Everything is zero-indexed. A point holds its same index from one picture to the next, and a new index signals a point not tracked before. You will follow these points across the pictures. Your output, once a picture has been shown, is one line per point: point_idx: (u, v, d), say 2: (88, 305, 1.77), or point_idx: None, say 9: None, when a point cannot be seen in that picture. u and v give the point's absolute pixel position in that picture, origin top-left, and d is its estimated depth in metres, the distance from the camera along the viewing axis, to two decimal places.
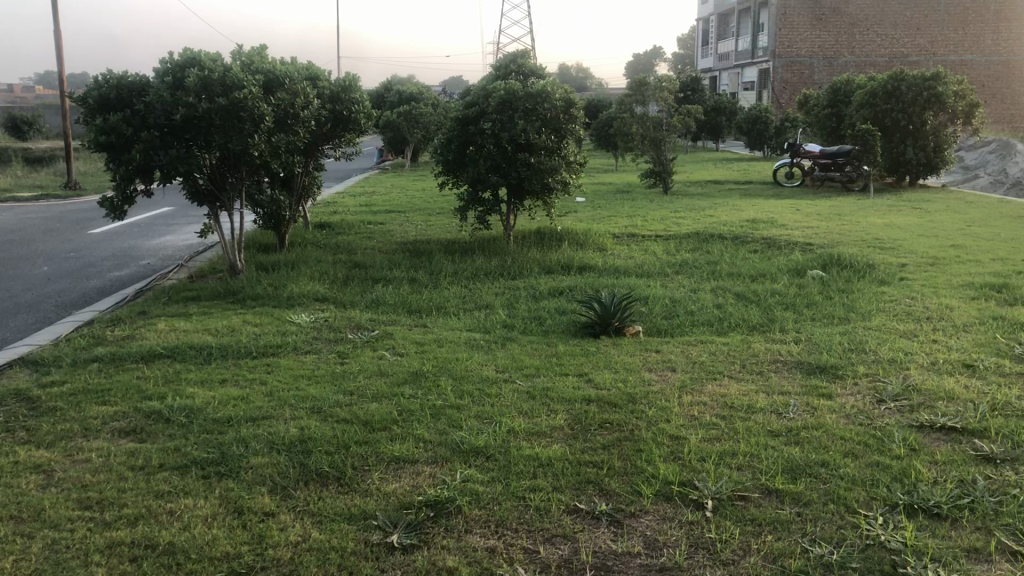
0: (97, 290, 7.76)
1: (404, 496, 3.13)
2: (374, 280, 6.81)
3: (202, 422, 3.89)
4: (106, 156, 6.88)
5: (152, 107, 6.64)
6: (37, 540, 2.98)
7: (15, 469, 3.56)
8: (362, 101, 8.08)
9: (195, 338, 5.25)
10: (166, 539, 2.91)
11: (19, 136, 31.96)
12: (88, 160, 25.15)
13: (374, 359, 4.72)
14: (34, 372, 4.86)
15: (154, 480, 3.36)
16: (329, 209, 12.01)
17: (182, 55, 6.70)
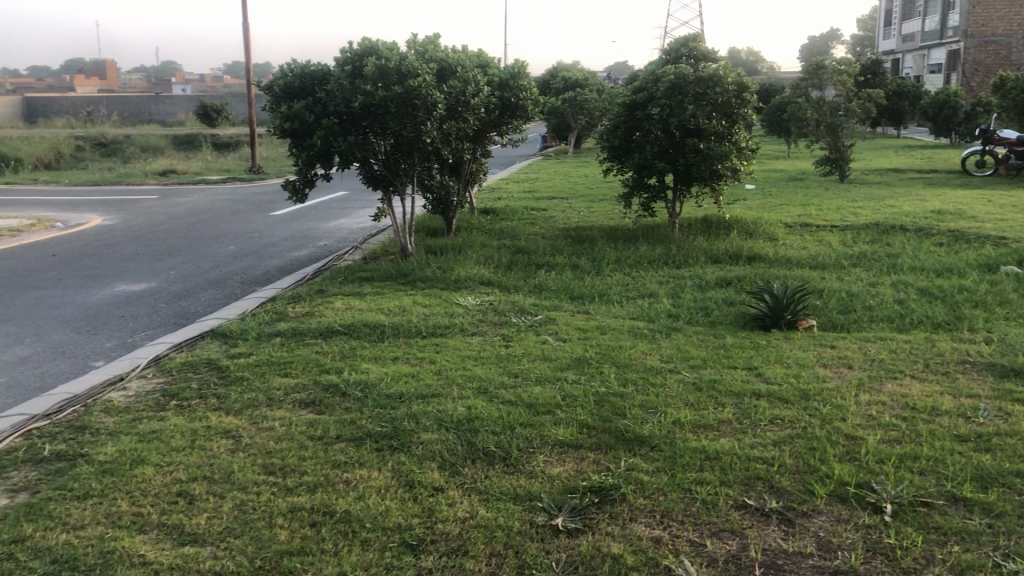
0: (278, 268, 8.23)
1: (569, 480, 3.16)
2: (537, 266, 6.88)
3: (375, 397, 4.06)
4: (290, 141, 7.29)
5: (332, 95, 6.96)
6: (228, 499, 3.21)
7: (208, 433, 3.84)
8: (530, 88, 8.16)
9: (368, 316, 5.48)
10: (342, 508, 3.06)
11: (209, 123, 34.24)
12: (270, 145, 26.65)
13: (538, 344, 4.77)
14: (224, 343, 5.21)
15: (332, 450, 3.54)
16: (494, 195, 12.23)
17: (361, 45, 6.98)
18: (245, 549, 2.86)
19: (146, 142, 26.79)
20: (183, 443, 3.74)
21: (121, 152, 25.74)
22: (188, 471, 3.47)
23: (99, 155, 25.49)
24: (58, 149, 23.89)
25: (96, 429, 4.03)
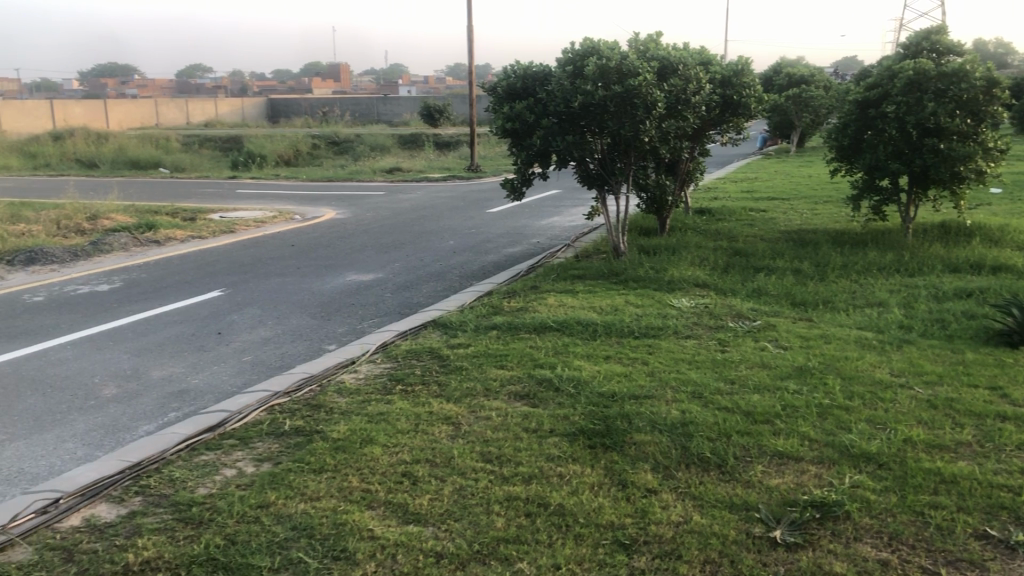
0: (493, 264, 8.49)
1: (788, 493, 3.06)
2: (756, 269, 6.69)
3: (588, 394, 4.11)
4: (510, 140, 7.52)
5: (553, 95, 7.10)
6: (448, 484, 3.35)
7: (430, 418, 4.03)
8: (754, 86, 7.94)
9: (582, 314, 5.55)
10: (556, 501, 3.12)
11: (433, 123, 35.91)
12: (486, 144, 27.53)
13: (756, 350, 4.65)
14: (444, 334, 5.45)
15: (546, 444, 3.61)
16: (710, 195, 12.00)
17: (582, 45, 7.06)
18: (465, 532, 2.98)
19: (374, 140, 28.47)
20: (407, 427, 3.95)
21: (351, 150, 27.51)
22: (411, 453, 3.66)
23: (332, 153, 27.36)
24: (297, 147, 25.87)
25: (330, 408, 4.35)
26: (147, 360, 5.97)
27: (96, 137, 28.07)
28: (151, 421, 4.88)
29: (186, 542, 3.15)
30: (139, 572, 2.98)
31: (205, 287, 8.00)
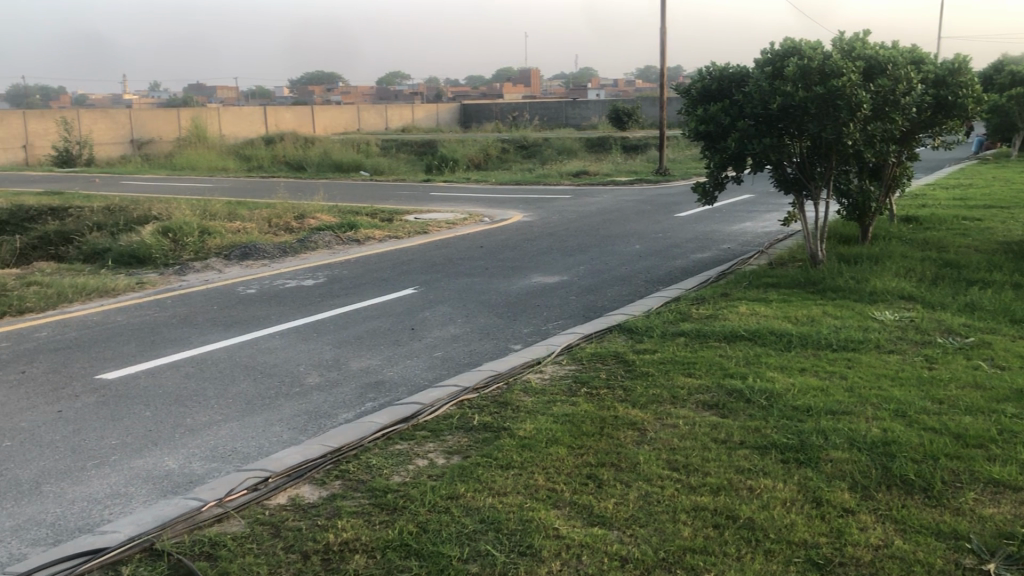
0: (680, 269, 8.37)
1: (1004, 525, 2.84)
2: (968, 282, 6.23)
3: (781, 407, 3.97)
4: (703, 143, 7.41)
5: (749, 97, 6.93)
6: (633, 489, 3.34)
7: (616, 422, 4.03)
8: (972, 85, 7.40)
9: (774, 324, 5.36)
10: (746, 514, 3.04)
11: (621, 127, 35.93)
12: (675, 148, 27.17)
13: (969, 369, 4.33)
14: (630, 338, 5.43)
15: (735, 456, 3.52)
16: (917, 202, 11.30)
17: (783, 45, 6.86)
18: (650, 539, 2.96)
19: (562, 143, 28.81)
20: (593, 430, 3.97)
21: (540, 153, 27.97)
22: (597, 456, 3.67)
23: (521, 156, 27.94)
24: (487, 150, 26.60)
25: (517, 406, 4.43)
26: (346, 352, 6.32)
27: (304, 141, 30.03)
28: (349, 410, 5.16)
29: (381, 527, 3.31)
30: (338, 552, 3.17)
31: (399, 284, 8.37)
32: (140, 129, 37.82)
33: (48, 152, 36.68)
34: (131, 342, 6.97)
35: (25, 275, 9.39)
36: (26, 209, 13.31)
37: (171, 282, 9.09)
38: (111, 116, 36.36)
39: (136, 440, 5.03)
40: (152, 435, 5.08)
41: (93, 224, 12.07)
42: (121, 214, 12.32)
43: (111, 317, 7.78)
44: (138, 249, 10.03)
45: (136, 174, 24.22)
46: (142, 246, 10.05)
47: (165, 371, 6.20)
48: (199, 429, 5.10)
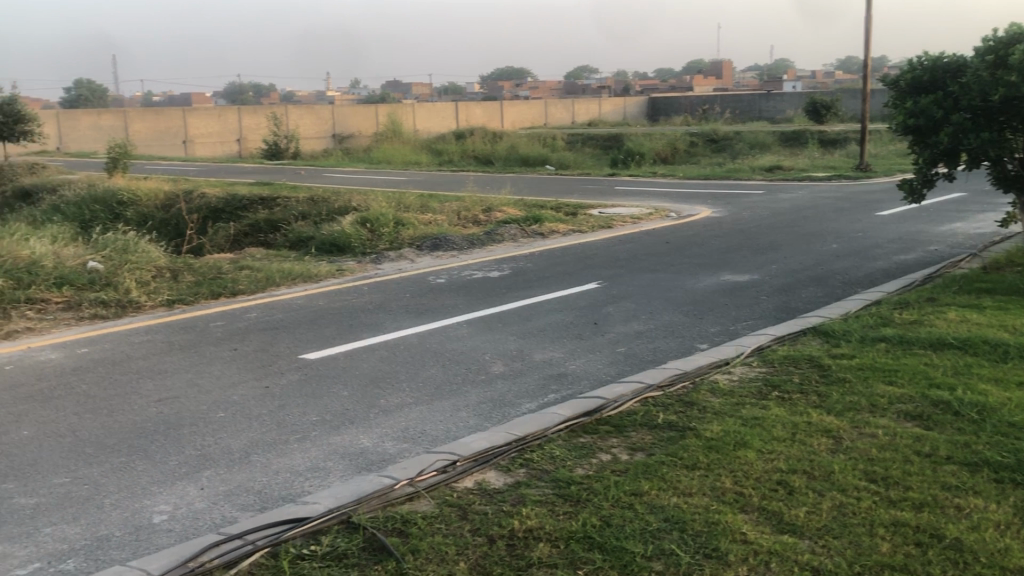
0: (880, 271, 7.93)
1: None
2: None
3: (995, 423, 3.69)
4: (912, 138, 6.99)
5: (966, 88, 6.49)
6: (827, 499, 3.21)
7: (808, 429, 3.87)
8: None
9: (989, 333, 4.98)
10: (953, 534, 2.87)
11: (817, 120, 34.49)
12: (876, 142, 25.74)
13: None
14: (826, 342, 5.20)
15: (941, 471, 3.32)
16: None
17: (1007, 32, 6.36)
18: (845, 551, 2.84)
19: (754, 137, 27.99)
20: (784, 435, 3.83)
21: (730, 148, 27.32)
22: (788, 462, 3.55)
23: (710, 151, 27.39)
24: (675, 145, 26.27)
25: (703, 406, 4.35)
26: (530, 343, 6.42)
27: (493, 136, 30.76)
28: (533, 400, 5.24)
29: (564, 517, 3.37)
30: (522, 538, 3.27)
31: (584, 278, 8.41)
32: (342, 124, 39.98)
33: (260, 146, 39.49)
34: (331, 325, 7.40)
35: (239, 260, 10.16)
36: (240, 197, 14.40)
37: (367, 270, 9.57)
38: (316, 112, 38.75)
39: (334, 418, 5.34)
40: (348, 414, 5.39)
41: (298, 213, 12.89)
42: (324, 204, 13.08)
43: (313, 301, 8.28)
44: (337, 238, 10.61)
45: (337, 167, 25.68)
46: (341, 235, 10.63)
47: (360, 354, 6.54)
48: (391, 411, 5.34)
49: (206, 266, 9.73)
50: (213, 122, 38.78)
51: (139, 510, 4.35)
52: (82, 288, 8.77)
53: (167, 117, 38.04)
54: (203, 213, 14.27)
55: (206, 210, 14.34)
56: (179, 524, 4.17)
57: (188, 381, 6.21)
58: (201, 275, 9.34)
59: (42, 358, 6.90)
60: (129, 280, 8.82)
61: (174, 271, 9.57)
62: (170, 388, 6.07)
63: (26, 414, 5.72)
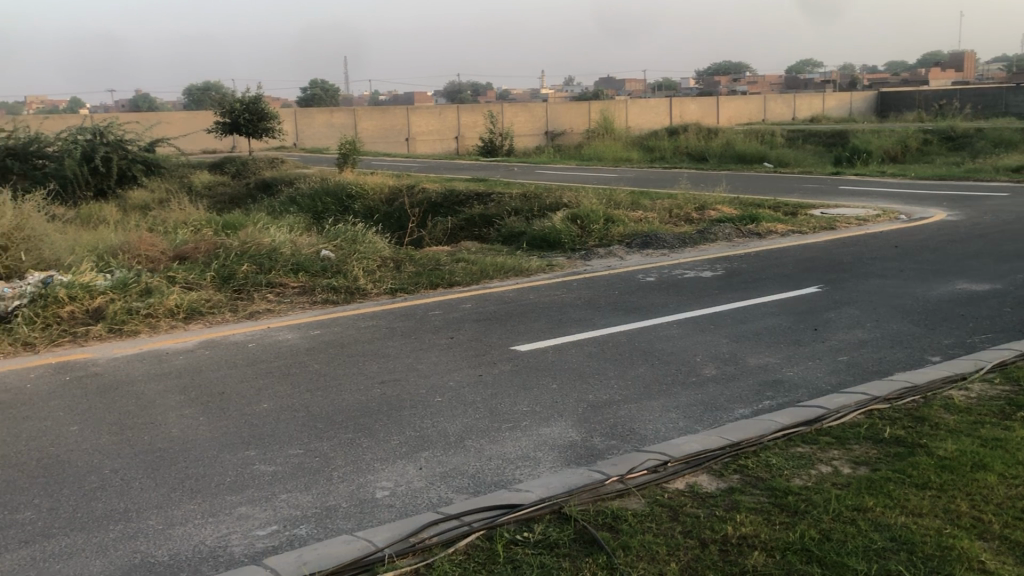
0: None
1: None
2: None
3: None
4: None
5: None
6: None
7: None
8: None
9: None
10: None
11: None
12: None
13: None
14: None
15: None
16: None
17: None
18: None
19: (997, 134, 25.80)
20: None
21: (969, 145, 25.33)
22: None
23: (946, 149, 25.52)
24: (906, 144, 24.71)
25: (936, 423, 4.10)
26: (744, 347, 6.26)
27: (708, 132, 30.18)
28: (747, 405, 5.12)
29: (781, 527, 3.30)
30: (736, 545, 3.23)
31: (802, 281, 8.10)
32: (554, 121, 41.07)
33: (476, 143, 40.90)
34: (542, 319, 7.56)
35: (457, 253, 10.59)
36: (458, 192, 14.98)
37: (578, 266, 9.69)
38: (529, 109, 40.05)
39: (544, 409, 5.46)
40: (558, 406, 5.49)
41: (512, 209, 13.26)
42: (538, 200, 13.35)
43: (525, 295, 8.48)
44: (549, 234, 10.82)
45: (550, 163, 26.17)
46: (553, 231, 10.83)
47: (570, 349, 6.64)
48: (600, 407, 5.39)
49: (426, 257, 10.21)
50: (433, 120, 40.63)
51: (363, 484, 4.65)
52: (316, 275, 9.46)
53: (391, 115, 40.26)
54: (423, 207, 14.96)
55: (426, 204, 15.03)
56: (399, 501, 4.42)
57: (408, 365, 6.55)
58: (421, 266, 9.81)
59: (280, 338, 7.51)
60: (357, 269, 9.42)
61: (397, 262, 10.12)
62: (392, 372, 6.43)
63: (266, 389, 6.25)
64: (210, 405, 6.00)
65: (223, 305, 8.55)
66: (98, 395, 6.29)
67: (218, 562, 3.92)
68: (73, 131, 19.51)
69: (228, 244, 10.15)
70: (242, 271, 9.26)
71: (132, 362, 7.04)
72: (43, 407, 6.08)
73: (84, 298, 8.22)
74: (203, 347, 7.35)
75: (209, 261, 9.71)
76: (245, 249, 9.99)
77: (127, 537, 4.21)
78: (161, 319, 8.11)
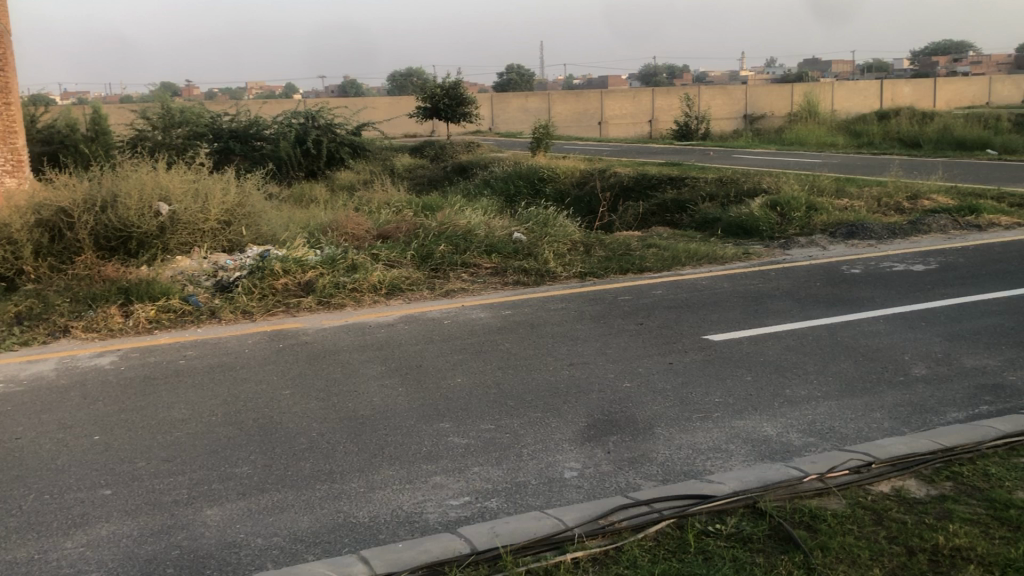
0: None
1: None
2: None
3: None
4: None
5: None
6: None
7: None
8: None
9: None
10: None
11: None
12: None
13: None
14: None
15: None
16: None
17: None
18: None
19: None
20: None
21: None
22: None
23: None
24: None
25: None
26: (959, 347, 5.85)
27: (923, 116, 28.28)
28: (961, 409, 4.80)
29: (1000, 542, 3.20)
30: (949, 556, 3.14)
31: None
32: (753, 103, 40.69)
33: (670, 127, 40.31)
34: (737, 308, 7.37)
35: (648, 238, 10.51)
36: (650, 176, 14.83)
37: (775, 254, 9.37)
38: (730, 92, 40.08)
39: (737, 402, 5.34)
40: (752, 399, 5.35)
41: (706, 194, 12.99)
42: (733, 185, 13.03)
43: (718, 283, 8.30)
44: (746, 221, 10.53)
45: (748, 148, 25.40)
46: (750, 217, 10.53)
47: (766, 340, 6.44)
48: (797, 402, 5.21)
49: (617, 242, 10.20)
50: (627, 103, 40.45)
51: (552, 463, 4.72)
52: (509, 256, 9.66)
53: (585, 98, 40.44)
54: (615, 191, 14.92)
55: (618, 187, 14.97)
56: (587, 482, 4.45)
57: (597, 349, 6.58)
58: (612, 251, 9.80)
59: (473, 317, 7.73)
60: (548, 252, 9.55)
61: (587, 245, 10.16)
62: (581, 355, 6.48)
63: (459, 365, 6.47)
64: (407, 377, 6.28)
65: (420, 283, 8.91)
66: (307, 362, 6.72)
67: (413, 527, 4.10)
68: (289, 116, 20.89)
69: (427, 225, 10.56)
70: (439, 250, 9.61)
71: (337, 333, 7.47)
72: (259, 370, 6.58)
73: (296, 271, 8.80)
74: (402, 322, 7.69)
75: (409, 240, 10.15)
76: (442, 230, 10.35)
77: (332, 497, 4.48)
78: (364, 294, 8.56)
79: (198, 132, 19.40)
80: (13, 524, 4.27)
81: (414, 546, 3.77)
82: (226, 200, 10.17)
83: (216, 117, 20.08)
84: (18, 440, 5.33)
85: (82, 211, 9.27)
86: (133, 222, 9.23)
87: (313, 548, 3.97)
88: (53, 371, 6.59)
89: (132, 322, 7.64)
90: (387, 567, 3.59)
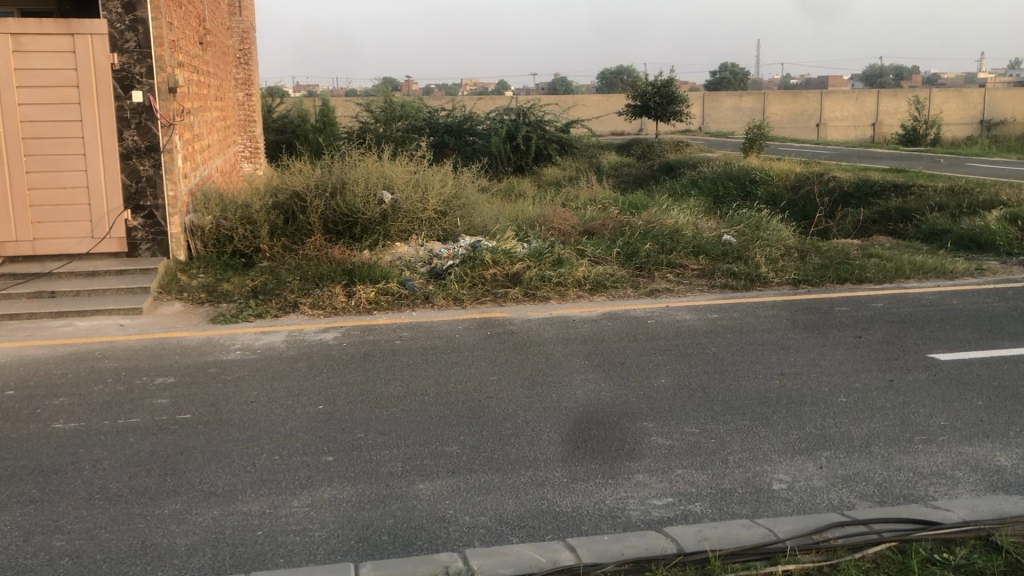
0: None
1: None
2: None
3: None
4: None
5: None
6: None
7: None
8: None
9: None
10: None
11: None
12: None
13: None
14: None
15: None
16: None
17: None
18: None
19: None
20: None
21: None
22: None
23: None
24: None
25: None
26: None
27: None
28: None
29: None
30: None
31: None
32: (991, 106, 37.73)
33: (895, 130, 38.02)
34: (968, 327, 6.89)
35: (869, 246, 10.02)
36: (872, 182, 14.09)
37: (1012, 273, 8.71)
38: (964, 96, 37.39)
39: (967, 426, 5.01)
40: (984, 425, 5.00)
41: (936, 203, 12.21)
42: (966, 195, 12.20)
43: (947, 298, 7.79)
44: (981, 234, 9.83)
45: (985, 155, 23.60)
46: (985, 231, 9.81)
47: (1002, 364, 6.00)
48: None
49: (834, 249, 9.79)
50: (848, 105, 38.67)
51: (760, 473, 4.60)
52: (717, 259, 9.48)
53: (802, 99, 38.89)
54: (834, 196, 14.28)
55: (837, 192, 14.33)
56: (797, 496, 4.32)
57: (811, 360, 6.35)
58: (829, 258, 9.41)
59: (679, 318, 7.67)
60: (759, 257, 9.31)
61: (801, 251, 9.81)
62: (793, 364, 6.27)
63: (664, 365, 6.43)
64: (612, 373, 6.33)
65: (625, 281, 8.91)
66: (514, 351, 6.91)
67: (616, 522, 4.14)
68: (502, 111, 21.45)
69: (635, 223, 10.57)
70: (645, 249, 9.57)
71: (543, 325, 7.62)
72: (469, 355, 6.85)
73: (505, 263, 9.05)
74: (606, 318, 7.74)
75: (615, 237, 10.21)
76: (649, 229, 10.32)
77: (536, 484, 4.60)
78: (570, 288, 8.68)
79: (416, 126, 20.36)
80: (248, 479, 4.69)
81: (619, 540, 3.80)
82: (443, 191, 10.62)
83: (433, 112, 20.97)
84: (253, 403, 5.83)
85: (313, 196, 9.98)
86: (359, 208, 9.86)
87: (518, 531, 4.09)
88: (283, 342, 7.15)
89: (353, 301, 8.15)
90: (593, 557, 3.65)
